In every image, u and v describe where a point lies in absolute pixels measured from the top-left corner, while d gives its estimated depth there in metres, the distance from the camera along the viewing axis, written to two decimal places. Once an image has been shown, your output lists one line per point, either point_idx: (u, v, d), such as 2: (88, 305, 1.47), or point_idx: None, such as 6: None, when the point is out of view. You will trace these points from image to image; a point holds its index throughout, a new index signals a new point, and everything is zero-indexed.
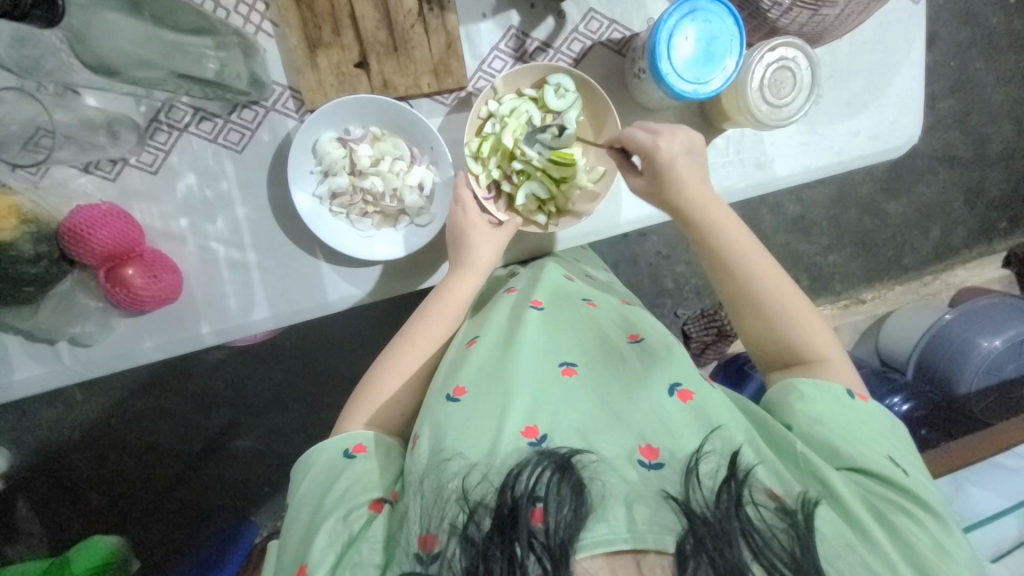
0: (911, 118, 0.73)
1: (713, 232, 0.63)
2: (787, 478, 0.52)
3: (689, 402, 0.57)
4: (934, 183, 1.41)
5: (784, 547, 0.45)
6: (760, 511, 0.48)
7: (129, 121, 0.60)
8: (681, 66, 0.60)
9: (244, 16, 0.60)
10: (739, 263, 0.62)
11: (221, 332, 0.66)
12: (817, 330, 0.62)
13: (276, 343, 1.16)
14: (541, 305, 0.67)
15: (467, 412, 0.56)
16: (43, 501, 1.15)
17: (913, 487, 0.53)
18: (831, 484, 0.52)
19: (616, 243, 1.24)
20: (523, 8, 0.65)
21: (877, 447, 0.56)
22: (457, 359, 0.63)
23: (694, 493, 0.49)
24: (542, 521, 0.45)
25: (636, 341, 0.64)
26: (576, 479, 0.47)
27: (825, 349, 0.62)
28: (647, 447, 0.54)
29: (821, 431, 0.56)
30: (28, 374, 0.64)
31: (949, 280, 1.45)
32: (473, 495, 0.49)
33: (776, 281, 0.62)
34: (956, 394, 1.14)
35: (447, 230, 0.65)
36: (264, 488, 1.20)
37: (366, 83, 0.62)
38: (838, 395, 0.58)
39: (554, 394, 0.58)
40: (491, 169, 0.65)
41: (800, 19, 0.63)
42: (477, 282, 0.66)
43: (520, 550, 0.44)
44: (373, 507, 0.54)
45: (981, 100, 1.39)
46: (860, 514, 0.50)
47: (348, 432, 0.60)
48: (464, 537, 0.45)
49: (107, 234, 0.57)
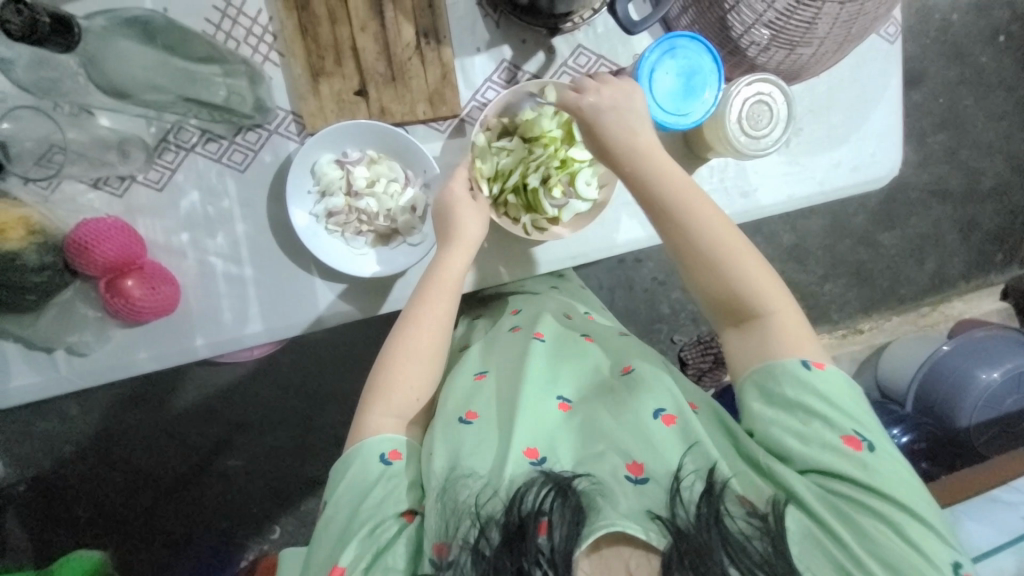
0: (890, 151, 0.76)
1: (664, 195, 0.60)
2: (759, 484, 0.54)
3: (675, 426, 0.57)
4: (929, 216, 1.43)
5: (757, 551, 0.48)
6: (736, 522, 0.50)
7: (139, 140, 0.63)
8: (661, 99, 0.64)
9: (253, 46, 0.64)
10: (705, 257, 0.60)
11: (214, 344, 0.67)
12: (769, 291, 0.60)
13: (272, 362, 1.17)
14: (543, 337, 0.68)
15: (482, 437, 0.57)
16: (30, 514, 1.14)
17: (877, 482, 0.53)
18: (791, 485, 0.54)
19: (611, 268, 1.27)
20: (515, 43, 0.68)
21: (837, 433, 0.55)
22: (462, 390, 0.63)
23: (679, 510, 0.50)
24: (547, 534, 0.48)
25: (626, 373, 0.63)
26: (574, 500, 0.50)
27: (778, 309, 0.59)
28: (632, 463, 0.55)
29: (776, 430, 0.56)
30: (25, 382, 0.65)
31: (946, 311, 1.46)
32: (484, 510, 0.51)
33: (730, 243, 0.60)
34: (956, 428, 1.14)
35: (435, 208, 0.66)
36: (250, 509, 1.19)
37: (364, 109, 0.66)
38: (794, 369, 0.57)
39: (550, 425, 0.59)
40: (534, 122, 0.66)
41: (777, 57, 0.67)
42: (465, 253, 0.64)
43: (527, 564, 0.46)
44: (406, 517, 0.55)
45: (972, 136, 1.43)
46: (824, 515, 0.52)
47: (381, 437, 0.59)
48: (476, 551, 0.48)
49: (110, 247, 0.60)
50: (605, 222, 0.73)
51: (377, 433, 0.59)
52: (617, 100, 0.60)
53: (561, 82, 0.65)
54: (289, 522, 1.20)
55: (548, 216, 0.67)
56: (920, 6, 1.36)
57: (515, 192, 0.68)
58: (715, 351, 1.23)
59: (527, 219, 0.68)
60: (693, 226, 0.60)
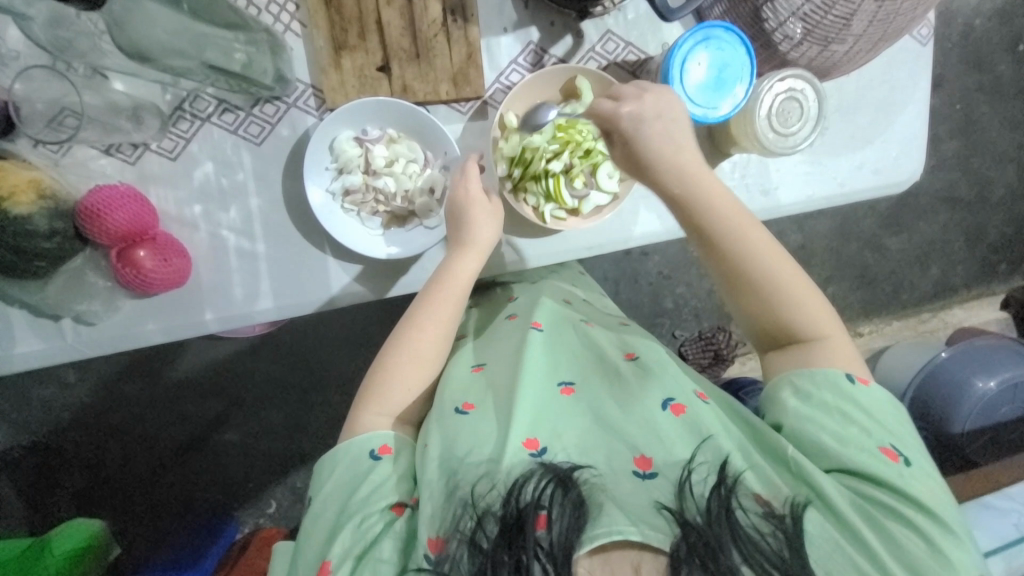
0: (914, 155, 0.75)
1: (709, 215, 0.60)
2: (774, 482, 0.54)
3: (682, 415, 0.58)
4: (936, 222, 1.43)
5: (773, 550, 0.47)
6: (749, 517, 0.50)
7: (153, 107, 0.62)
8: (692, 91, 0.62)
9: (274, 14, 0.63)
10: (751, 278, 0.60)
11: (224, 319, 0.67)
12: (814, 311, 0.61)
13: (274, 339, 1.17)
14: (541, 327, 0.67)
15: (479, 427, 0.57)
16: (27, 481, 1.14)
17: (905, 488, 0.53)
18: (821, 486, 0.53)
19: (617, 260, 1.26)
20: (543, 25, 0.67)
21: (874, 441, 0.56)
22: (461, 381, 0.63)
23: (688, 502, 0.50)
24: (546, 528, 0.47)
25: (632, 359, 0.64)
26: (575, 493, 0.49)
27: (824, 325, 0.61)
28: (640, 457, 0.55)
29: (812, 430, 0.57)
30: (31, 350, 0.64)
31: (946, 318, 1.47)
32: (481, 502, 0.50)
33: (774, 261, 0.60)
34: (949, 434, 1.15)
35: (447, 209, 0.64)
36: (249, 484, 1.19)
37: (386, 86, 0.64)
38: (837, 379, 0.58)
39: (551, 411, 0.58)
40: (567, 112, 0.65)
41: (810, 53, 0.65)
42: (477, 261, 0.64)
43: (526, 557, 0.45)
44: (395, 510, 0.55)
45: (986, 144, 1.42)
46: (851, 517, 0.52)
47: (372, 433, 0.59)
48: (473, 544, 0.47)
49: (121, 215, 0.58)
50: (623, 214, 0.72)
51: (370, 430, 0.59)
52: (661, 110, 0.58)
53: (596, 71, 0.64)
54: (286, 496, 1.21)
55: (567, 207, 0.66)
56: (944, 9, 1.34)
57: (535, 180, 0.66)
58: (715, 348, 1.26)
59: (546, 209, 0.66)
60: (739, 245, 0.60)
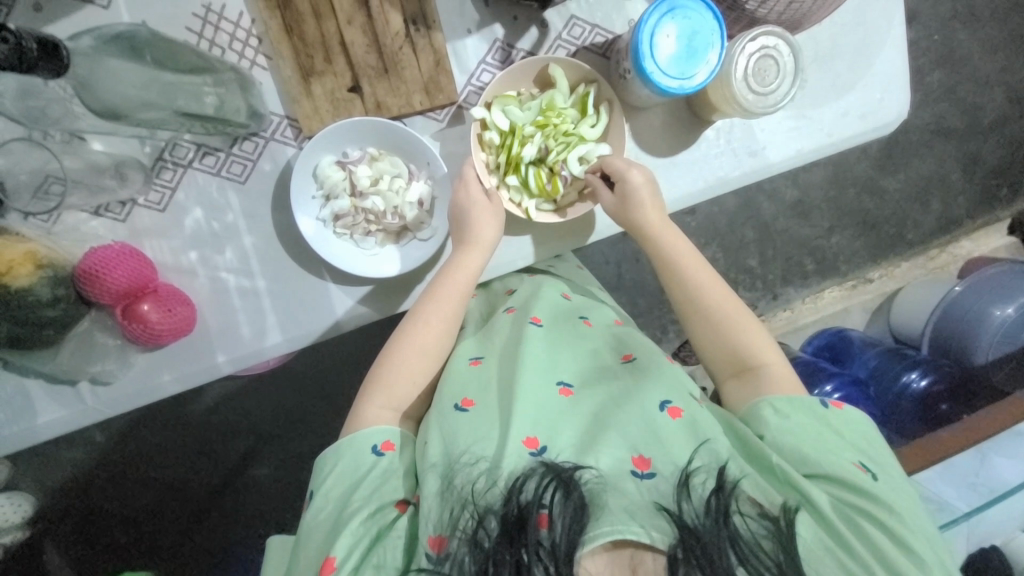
0: (899, 93, 0.74)
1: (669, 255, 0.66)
2: (769, 489, 0.53)
3: (680, 419, 0.57)
4: (930, 157, 1.41)
5: (771, 556, 0.47)
6: (747, 522, 0.49)
7: (135, 162, 0.62)
8: (665, 63, 0.61)
9: (238, 51, 0.63)
10: (701, 304, 0.64)
11: (236, 359, 0.67)
12: (760, 344, 0.62)
13: (285, 371, 1.18)
14: (540, 323, 0.67)
15: (480, 421, 0.56)
16: (70, 544, 1.16)
17: (882, 496, 0.53)
18: (811, 495, 0.53)
19: (615, 243, 1.26)
20: (507, 21, 0.67)
21: (846, 454, 0.55)
22: (460, 377, 0.62)
23: (685, 505, 0.49)
24: (548, 528, 0.46)
25: (628, 361, 0.64)
26: (577, 495, 0.47)
27: (772, 361, 0.61)
28: (637, 457, 0.54)
29: (789, 440, 0.56)
30: (52, 417, 0.65)
31: (955, 251, 1.44)
32: (482, 500, 0.49)
33: (722, 297, 0.64)
34: (974, 365, 1.14)
35: (449, 212, 0.65)
36: (286, 514, 1.20)
37: (360, 106, 0.64)
38: (806, 403, 0.58)
39: (551, 412, 0.58)
40: (546, 99, 0.65)
41: (778, 7, 0.64)
42: (481, 256, 0.64)
43: (527, 556, 0.44)
44: (400, 507, 0.54)
45: (969, 70, 1.40)
46: (838, 524, 0.51)
47: (377, 429, 0.59)
48: (474, 543, 0.46)
49: (122, 273, 0.59)
50: None
51: (374, 424, 0.59)
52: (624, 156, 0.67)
53: (567, 59, 0.64)
54: None
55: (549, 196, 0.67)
56: None
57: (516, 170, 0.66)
58: None
59: (529, 203, 0.66)
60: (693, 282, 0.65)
